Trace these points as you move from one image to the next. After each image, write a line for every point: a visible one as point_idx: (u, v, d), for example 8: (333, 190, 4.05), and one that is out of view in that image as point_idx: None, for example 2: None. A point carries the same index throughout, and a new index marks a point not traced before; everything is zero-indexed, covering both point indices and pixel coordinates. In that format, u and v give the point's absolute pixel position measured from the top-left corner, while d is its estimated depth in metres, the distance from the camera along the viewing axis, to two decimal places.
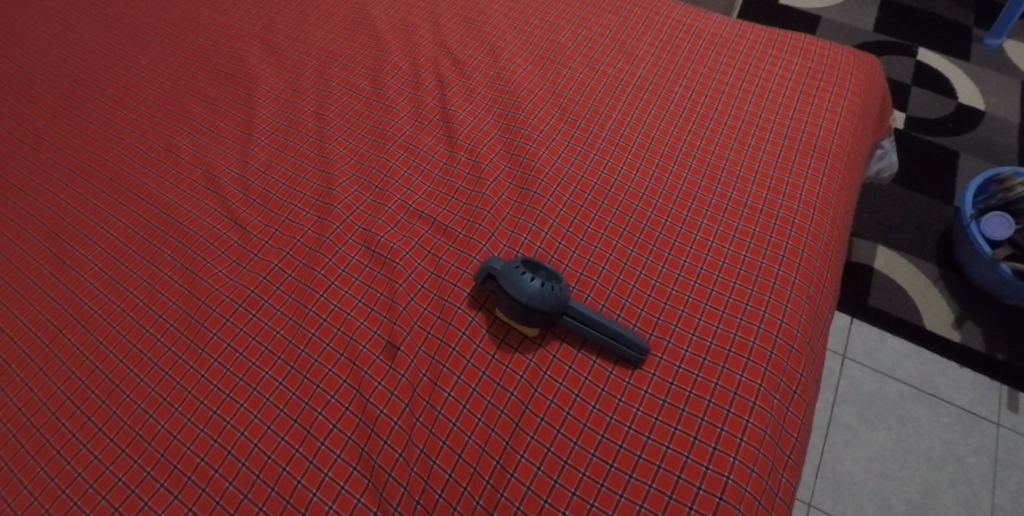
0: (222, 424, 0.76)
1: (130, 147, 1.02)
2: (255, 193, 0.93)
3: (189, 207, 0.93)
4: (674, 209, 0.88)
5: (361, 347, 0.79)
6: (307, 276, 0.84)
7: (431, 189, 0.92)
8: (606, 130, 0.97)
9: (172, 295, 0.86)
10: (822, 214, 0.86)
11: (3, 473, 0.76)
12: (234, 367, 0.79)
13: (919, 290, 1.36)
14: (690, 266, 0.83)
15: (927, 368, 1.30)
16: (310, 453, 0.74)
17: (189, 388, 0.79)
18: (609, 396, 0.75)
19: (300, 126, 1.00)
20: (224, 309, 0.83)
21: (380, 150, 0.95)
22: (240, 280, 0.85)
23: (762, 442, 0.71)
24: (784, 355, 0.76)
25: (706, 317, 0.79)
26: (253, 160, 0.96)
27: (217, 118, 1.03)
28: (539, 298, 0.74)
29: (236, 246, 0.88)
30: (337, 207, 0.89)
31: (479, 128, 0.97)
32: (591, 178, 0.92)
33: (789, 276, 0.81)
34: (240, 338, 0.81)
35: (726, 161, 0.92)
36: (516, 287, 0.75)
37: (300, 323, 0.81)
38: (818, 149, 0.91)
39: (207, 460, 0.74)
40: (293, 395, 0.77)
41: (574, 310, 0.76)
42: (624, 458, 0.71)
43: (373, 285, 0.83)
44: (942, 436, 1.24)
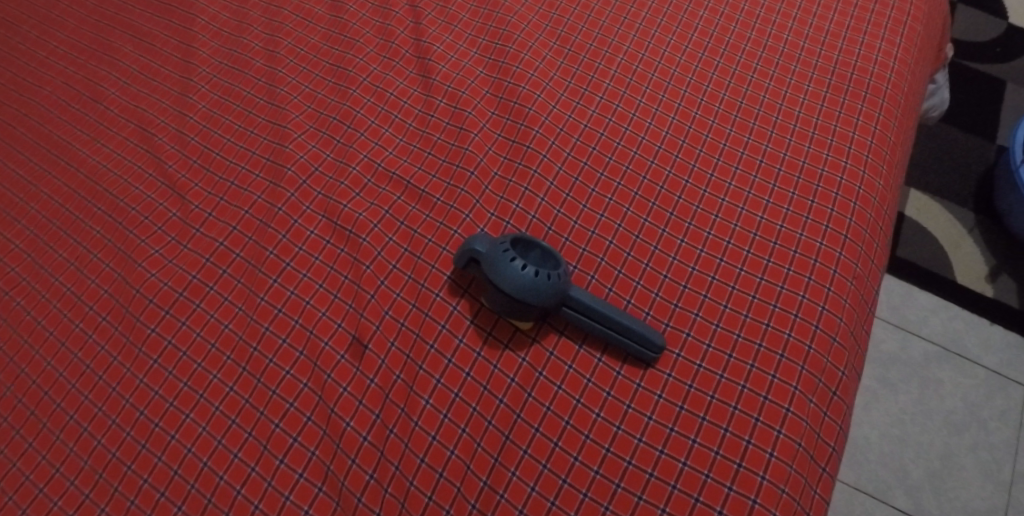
0: (165, 439, 0.64)
1: (52, 98, 0.86)
2: (195, 151, 0.78)
3: (120, 171, 0.78)
4: (697, 167, 0.74)
5: (322, 344, 0.66)
6: (258, 256, 0.71)
7: (404, 143, 0.77)
8: (615, 67, 0.81)
9: (105, 282, 0.72)
10: (875, 172, 0.72)
11: None
12: (177, 370, 0.67)
13: (951, 239, 1.24)
14: (715, 240, 0.70)
15: (956, 325, 1.20)
16: (267, 472, 0.62)
17: (127, 396, 0.66)
18: (616, 402, 0.63)
19: (247, 66, 0.83)
20: (163, 299, 0.70)
21: (342, 95, 0.80)
22: (180, 262, 0.72)
23: (796, 457, 0.59)
24: (824, 350, 0.64)
25: (733, 303, 0.66)
26: (192, 111, 0.81)
27: (151, 58, 0.86)
28: (535, 287, 0.61)
29: (175, 220, 0.74)
30: (291, 169, 0.74)
31: (461, 66, 0.81)
32: (597, 128, 0.77)
33: (834, 251, 0.68)
34: (183, 334, 0.68)
35: (760, 107, 0.77)
36: (506, 274, 0.61)
37: (251, 315, 0.68)
38: (872, 91, 0.76)
39: (151, 482, 0.62)
40: (245, 402, 0.65)
41: (576, 299, 0.63)
42: (633, 477, 0.59)
43: (337, 266, 0.70)
44: (966, 399, 1.15)
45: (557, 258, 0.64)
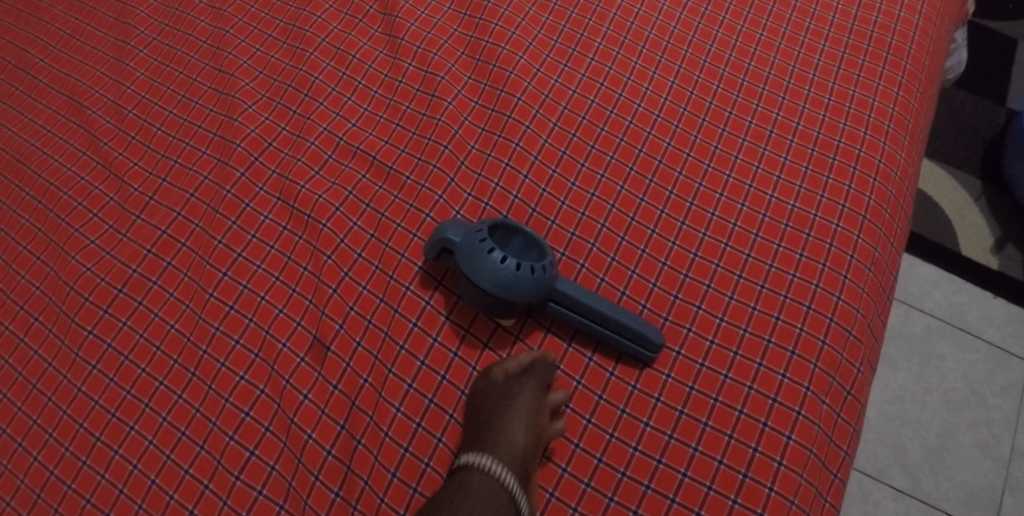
0: (107, 455, 0.56)
1: None
2: (134, 126, 0.69)
3: (49, 149, 0.69)
4: (699, 138, 0.66)
5: (280, 346, 0.59)
6: (205, 246, 0.63)
7: (369, 113, 0.68)
8: (607, 24, 0.72)
9: (36, 278, 0.64)
10: (897, 143, 0.65)
11: None
12: (119, 376, 0.59)
13: (957, 209, 1.18)
14: (719, 222, 0.63)
15: (959, 298, 1.14)
16: (222, 490, 0.55)
17: (63, 407, 0.58)
18: (609, 406, 0.57)
19: (191, 27, 0.74)
20: (100, 296, 0.62)
21: (299, 59, 0.71)
22: (118, 255, 0.63)
23: (807, 465, 0.53)
24: (839, 345, 0.57)
25: (739, 294, 0.60)
26: (129, 80, 0.72)
27: (83, 19, 0.77)
28: (519, 281, 0.54)
29: (113, 205, 0.66)
30: (241, 146, 0.66)
31: (433, 23, 0.72)
32: (586, 94, 0.69)
33: (851, 234, 0.61)
34: (124, 336, 0.60)
35: (769, 70, 0.69)
36: (484, 268, 0.54)
37: (199, 313, 0.61)
38: (894, 51, 0.69)
39: (93, 503, 0.55)
40: (196, 412, 0.57)
41: (563, 293, 0.57)
42: (628, 489, 0.54)
43: (295, 256, 0.62)
44: (968, 375, 1.10)
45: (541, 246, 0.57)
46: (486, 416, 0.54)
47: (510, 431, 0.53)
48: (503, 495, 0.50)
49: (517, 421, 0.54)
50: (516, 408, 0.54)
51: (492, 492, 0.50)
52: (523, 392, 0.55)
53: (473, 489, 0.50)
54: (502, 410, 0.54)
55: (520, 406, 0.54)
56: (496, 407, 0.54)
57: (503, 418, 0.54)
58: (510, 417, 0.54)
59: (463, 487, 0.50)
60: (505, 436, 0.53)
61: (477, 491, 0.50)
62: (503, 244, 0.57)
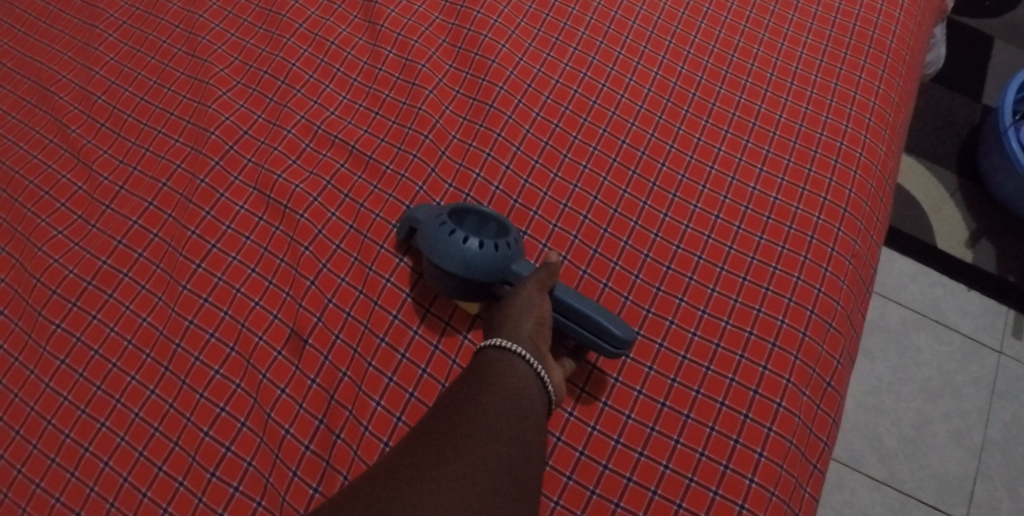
0: (77, 452, 0.55)
1: None
2: (103, 113, 0.67)
3: (15, 136, 0.67)
4: (682, 130, 0.66)
5: (256, 339, 0.58)
6: (178, 237, 0.61)
7: (347, 101, 0.67)
8: (591, 14, 0.72)
9: (1, 270, 0.62)
10: (877, 137, 0.65)
11: None
12: (89, 371, 0.57)
13: (933, 203, 1.20)
14: (702, 214, 0.63)
15: (934, 291, 1.16)
16: (197, 487, 0.53)
17: (31, 403, 0.57)
18: (592, 399, 0.57)
19: (163, 11, 0.72)
20: (69, 289, 0.60)
21: (275, 45, 0.69)
22: (87, 246, 0.62)
23: (787, 456, 0.53)
24: (820, 337, 0.57)
25: (722, 287, 0.60)
26: (98, 65, 0.69)
27: (50, 2, 0.74)
28: (485, 262, 0.54)
29: (81, 195, 0.64)
30: (215, 133, 0.64)
31: (414, 10, 0.71)
32: (569, 83, 0.68)
33: (831, 227, 0.61)
34: (94, 330, 0.58)
35: (753, 62, 0.69)
36: (454, 243, 0.54)
37: (172, 307, 0.59)
38: (875, 45, 0.69)
39: (63, 501, 0.53)
40: (170, 408, 0.56)
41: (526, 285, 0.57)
42: (610, 482, 0.54)
43: (272, 247, 0.61)
44: (942, 366, 1.12)
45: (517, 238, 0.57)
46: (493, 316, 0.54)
47: (516, 318, 0.52)
48: (527, 373, 0.50)
49: (522, 307, 0.53)
50: (518, 300, 0.53)
51: (514, 373, 0.50)
52: (523, 289, 0.53)
53: (494, 374, 0.50)
54: (505, 306, 0.53)
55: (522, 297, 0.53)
56: (500, 307, 0.54)
57: (505, 311, 0.53)
58: (514, 307, 0.53)
59: (483, 376, 0.50)
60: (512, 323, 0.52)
61: (499, 375, 0.50)
62: (475, 229, 0.57)
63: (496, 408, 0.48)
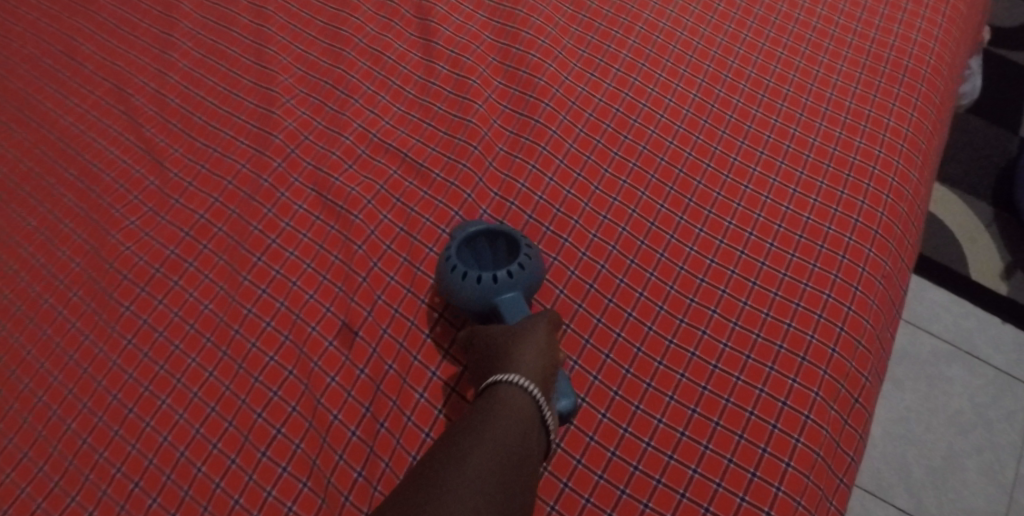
0: (139, 426, 0.58)
1: (19, 52, 0.78)
2: (175, 114, 0.72)
3: (93, 132, 0.71)
4: (719, 150, 0.69)
5: (309, 329, 0.61)
6: (241, 232, 0.65)
7: (402, 112, 0.71)
8: (634, 37, 0.75)
9: (76, 254, 0.66)
10: (910, 163, 0.67)
11: None
12: (153, 352, 0.61)
13: (968, 233, 1.20)
14: (736, 230, 0.65)
15: (966, 323, 1.16)
16: (248, 465, 0.57)
17: (98, 378, 0.60)
18: (624, 402, 0.59)
19: (234, 23, 0.77)
20: (139, 275, 0.64)
21: (336, 58, 0.74)
22: (157, 236, 0.66)
23: (814, 468, 0.55)
24: (849, 354, 0.59)
25: (753, 300, 0.62)
26: (172, 71, 0.74)
27: (129, 11, 0.79)
28: (481, 302, 0.57)
29: (153, 189, 0.68)
30: (279, 137, 0.69)
31: (467, 29, 0.75)
32: (612, 102, 0.71)
33: (863, 248, 0.63)
34: (160, 313, 0.63)
35: (789, 87, 0.72)
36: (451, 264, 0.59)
37: (233, 295, 0.63)
38: (910, 74, 0.71)
39: (124, 471, 0.57)
40: (226, 389, 0.59)
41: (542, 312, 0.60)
42: (639, 483, 0.56)
43: (327, 245, 0.65)
44: (973, 399, 1.11)
45: (537, 270, 0.58)
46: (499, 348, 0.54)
47: (525, 354, 0.53)
48: (531, 415, 0.50)
49: (529, 346, 0.53)
50: (528, 336, 0.54)
51: (519, 413, 0.50)
52: (535, 327, 0.55)
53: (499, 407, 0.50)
54: (512, 339, 0.54)
55: (531, 335, 0.54)
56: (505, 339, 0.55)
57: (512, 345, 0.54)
58: (521, 341, 0.54)
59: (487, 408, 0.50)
60: (521, 358, 0.53)
61: (504, 414, 0.49)
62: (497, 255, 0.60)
63: (499, 442, 0.47)
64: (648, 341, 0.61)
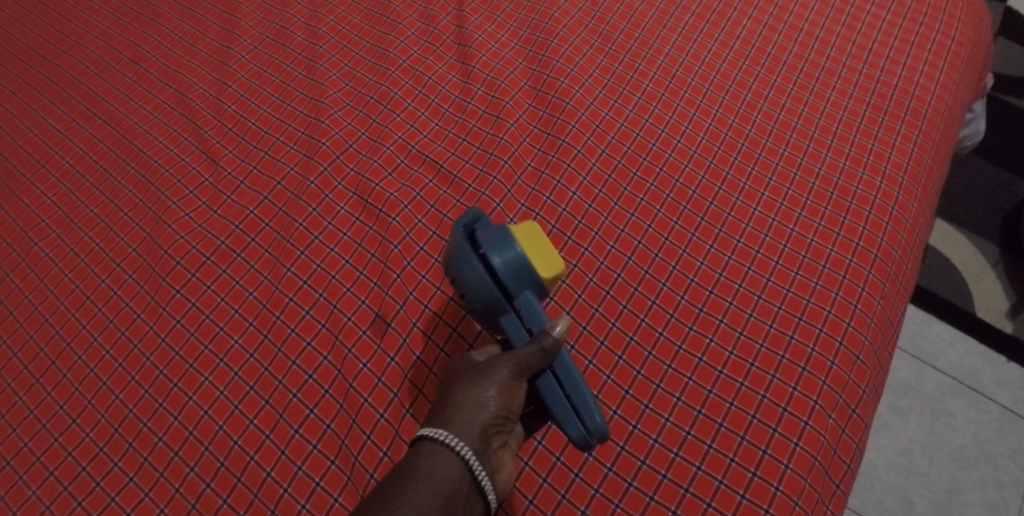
0: (182, 399, 0.64)
1: (91, 57, 0.85)
2: (232, 120, 0.78)
3: (155, 132, 0.78)
4: (731, 174, 0.74)
5: (345, 319, 0.66)
6: (287, 227, 0.71)
7: (439, 127, 0.77)
8: (655, 69, 0.80)
9: (133, 240, 0.72)
10: (909, 194, 0.71)
11: None
12: (199, 332, 0.66)
13: (974, 272, 1.23)
14: (744, 248, 0.70)
15: (971, 359, 1.18)
16: (281, 441, 0.62)
17: (147, 354, 0.66)
18: (634, 401, 0.64)
19: (289, 40, 0.83)
20: (190, 262, 0.70)
21: (381, 76, 0.80)
22: (209, 227, 0.71)
23: (812, 471, 0.59)
24: (847, 367, 0.63)
25: (759, 313, 0.66)
26: (230, 80, 0.81)
27: (192, 25, 0.86)
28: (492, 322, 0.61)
29: (208, 185, 0.74)
30: (325, 144, 0.75)
31: (501, 56, 0.81)
32: (633, 127, 0.77)
33: (863, 270, 0.67)
34: (207, 297, 0.68)
35: (798, 119, 0.76)
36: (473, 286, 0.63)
37: (276, 285, 0.68)
38: (912, 112, 0.75)
39: (165, 440, 0.62)
40: (265, 370, 0.64)
41: (552, 345, 0.54)
42: (646, 477, 0.61)
43: (365, 243, 0.70)
44: (978, 434, 1.13)
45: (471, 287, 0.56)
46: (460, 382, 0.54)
47: (476, 403, 0.52)
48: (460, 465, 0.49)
49: (483, 394, 0.52)
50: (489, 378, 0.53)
51: (445, 460, 0.49)
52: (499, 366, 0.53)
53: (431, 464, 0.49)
54: (473, 378, 0.54)
55: (491, 381, 0.53)
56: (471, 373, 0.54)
57: (470, 387, 0.53)
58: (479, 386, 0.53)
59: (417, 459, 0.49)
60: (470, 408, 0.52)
61: (430, 458, 0.49)
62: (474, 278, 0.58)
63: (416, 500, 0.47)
64: (659, 345, 0.66)
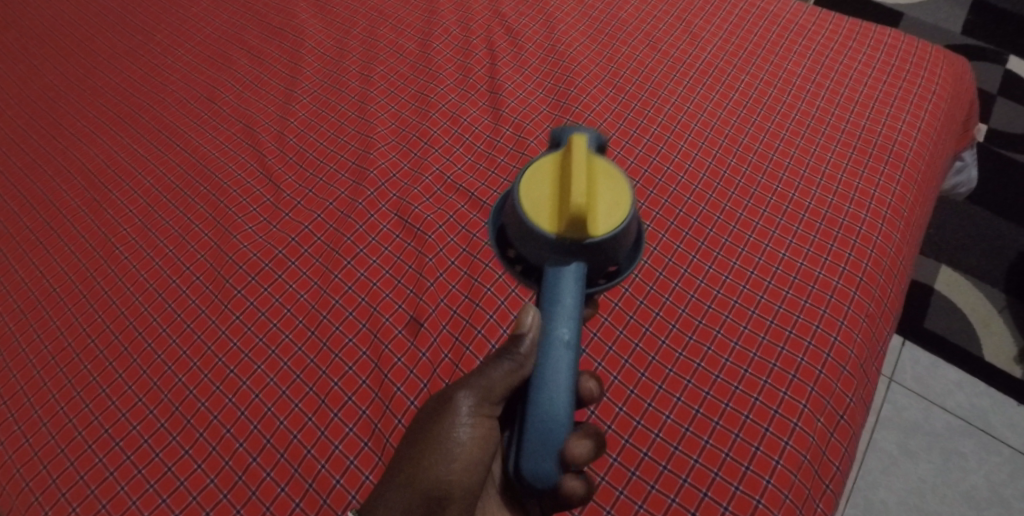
0: (237, 384, 0.73)
1: (174, 95, 0.98)
2: (293, 150, 0.90)
3: (226, 159, 0.90)
4: (729, 206, 0.82)
5: (383, 320, 0.75)
6: (336, 241, 0.81)
7: (471, 161, 0.87)
8: (663, 115, 0.90)
9: (201, 248, 0.82)
10: (892, 226, 0.79)
11: (33, 420, 0.74)
12: (256, 326, 0.76)
13: (981, 317, 1.27)
14: (740, 269, 0.77)
15: (981, 402, 1.21)
16: (322, 423, 0.70)
17: (209, 343, 0.75)
18: (638, 399, 0.72)
19: (344, 85, 0.96)
20: (251, 267, 0.80)
21: (423, 116, 0.91)
22: (269, 239, 0.82)
23: (800, 467, 0.66)
24: (834, 376, 0.70)
25: (753, 325, 0.74)
26: (292, 117, 0.93)
27: (261, 71, 0.99)
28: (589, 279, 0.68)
29: (269, 204, 0.85)
30: (373, 173, 0.85)
31: (528, 103, 0.92)
32: (642, 164, 0.86)
33: (849, 290, 0.74)
34: (264, 298, 0.77)
35: (790, 160, 0.85)
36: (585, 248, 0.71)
37: (324, 289, 0.78)
38: (895, 155, 0.83)
39: (219, 419, 0.71)
40: (310, 362, 0.73)
41: (516, 350, 0.62)
42: (648, 467, 0.68)
43: (403, 257, 0.79)
44: (989, 476, 1.15)
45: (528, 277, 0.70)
46: (421, 427, 0.62)
47: (431, 452, 0.61)
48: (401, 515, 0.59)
49: (436, 449, 0.61)
50: (444, 428, 0.61)
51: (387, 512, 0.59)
52: (455, 416, 0.61)
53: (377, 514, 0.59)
54: (432, 426, 0.62)
55: (445, 433, 0.61)
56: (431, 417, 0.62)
57: (427, 438, 0.61)
58: (434, 436, 0.61)
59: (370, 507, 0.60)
60: (424, 458, 0.61)
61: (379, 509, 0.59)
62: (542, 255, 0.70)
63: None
64: (662, 352, 0.74)
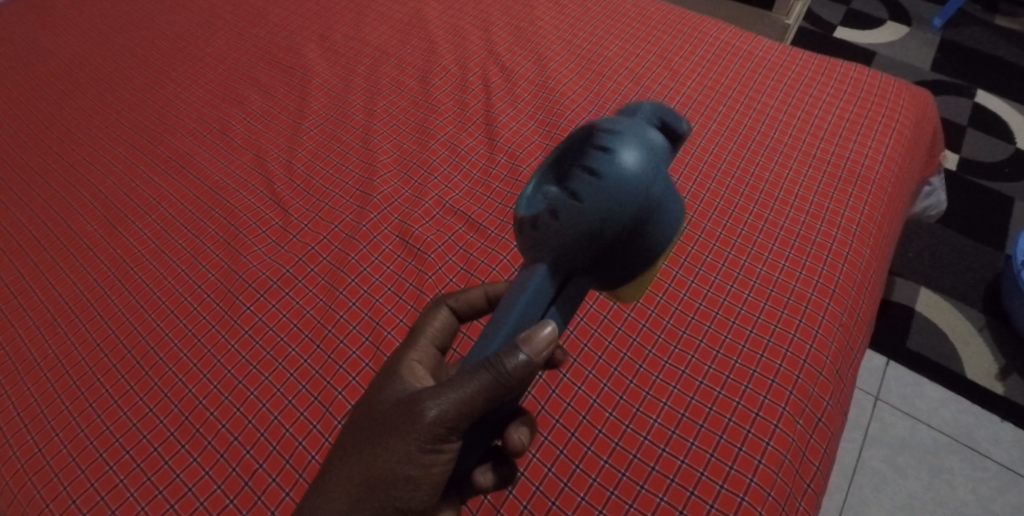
0: (245, 394, 0.77)
1: (188, 128, 1.04)
2: (300, 178, 0.95)
3: (236, 187, 0.95)
4: (709, 226, 0.88)
5: (386, 333, 0.79)
6: (341, 261, 0.86)
7: (468, 187, 0.93)
8: None
9: (212, 268, 0.87)
10: (862, 242, 0.84)
11: (46, 430, 0.78)
12: (264, 341, 0.80)
13: (961, 336, 1.32)
14: (720, 283, 0.83)
15: (966, 419, 1.24)
16: (326, 430, 0.74)
17: (219, 356, 0.80)
18: (627, 404, 0.76)
19: (349, 118, 1.02)
20: (260, 285, 0.84)
21: (423, 146, 0.98)
22: (277, 259, 0.87)
23: (782, 466, 0.70)
24: (810, 380, 0.74)
25: (733, 334, 0.78)
26: (300, 148, 0.99)
27: (271, 106, 1.06)
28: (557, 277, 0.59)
29: (278, 228, 0.90)
30: (376, 198, 0.91)
31: (521, 133, 0.98)
32: None
33: (822, 301, 0.79)
34: (272, 314, 0.82)
35: (766, 183, 0.91)
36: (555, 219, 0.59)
37: (330, 304, 0.82)
38: (862, 178, 0.89)
39: (227, 427, 0.75)
40: (315, 373, 0.78)
41: (503, 370, 0.55)
42: (637, 468, 0.72)
43: (404, 275, 0.84)
44: (977, 491, 1.17)
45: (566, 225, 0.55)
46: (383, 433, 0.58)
47: (389, 462, 0.57)
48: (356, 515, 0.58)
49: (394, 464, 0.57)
50: (404, 443, 0.57)
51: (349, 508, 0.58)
52: (417, 434, 0.56)
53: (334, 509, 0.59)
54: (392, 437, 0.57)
55: (404, 449, 0.57)
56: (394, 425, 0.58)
57: (387, 450, 0.57)
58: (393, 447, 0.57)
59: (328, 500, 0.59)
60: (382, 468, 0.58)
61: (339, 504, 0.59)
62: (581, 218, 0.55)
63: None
64: (648, 360, 0.79)
